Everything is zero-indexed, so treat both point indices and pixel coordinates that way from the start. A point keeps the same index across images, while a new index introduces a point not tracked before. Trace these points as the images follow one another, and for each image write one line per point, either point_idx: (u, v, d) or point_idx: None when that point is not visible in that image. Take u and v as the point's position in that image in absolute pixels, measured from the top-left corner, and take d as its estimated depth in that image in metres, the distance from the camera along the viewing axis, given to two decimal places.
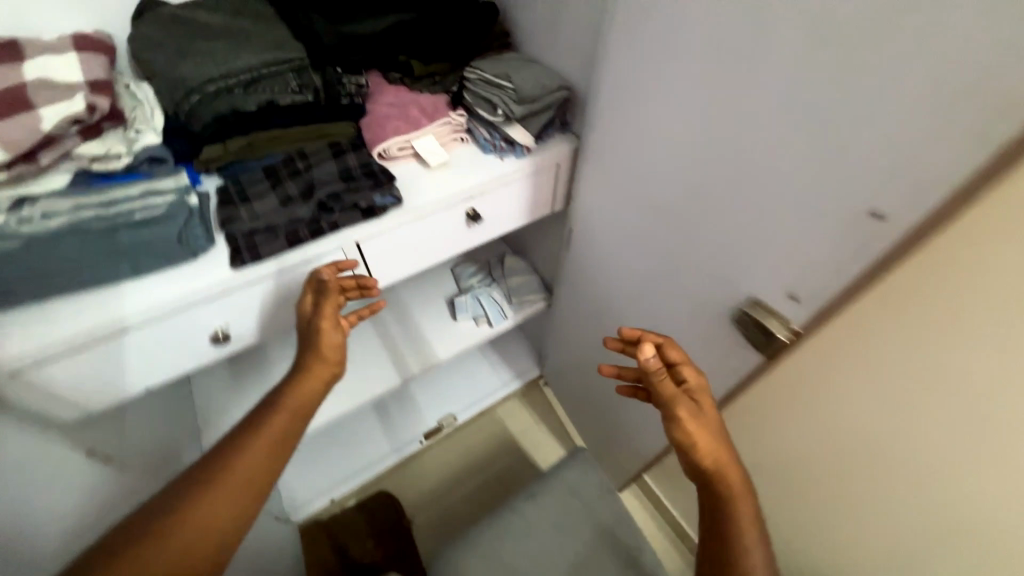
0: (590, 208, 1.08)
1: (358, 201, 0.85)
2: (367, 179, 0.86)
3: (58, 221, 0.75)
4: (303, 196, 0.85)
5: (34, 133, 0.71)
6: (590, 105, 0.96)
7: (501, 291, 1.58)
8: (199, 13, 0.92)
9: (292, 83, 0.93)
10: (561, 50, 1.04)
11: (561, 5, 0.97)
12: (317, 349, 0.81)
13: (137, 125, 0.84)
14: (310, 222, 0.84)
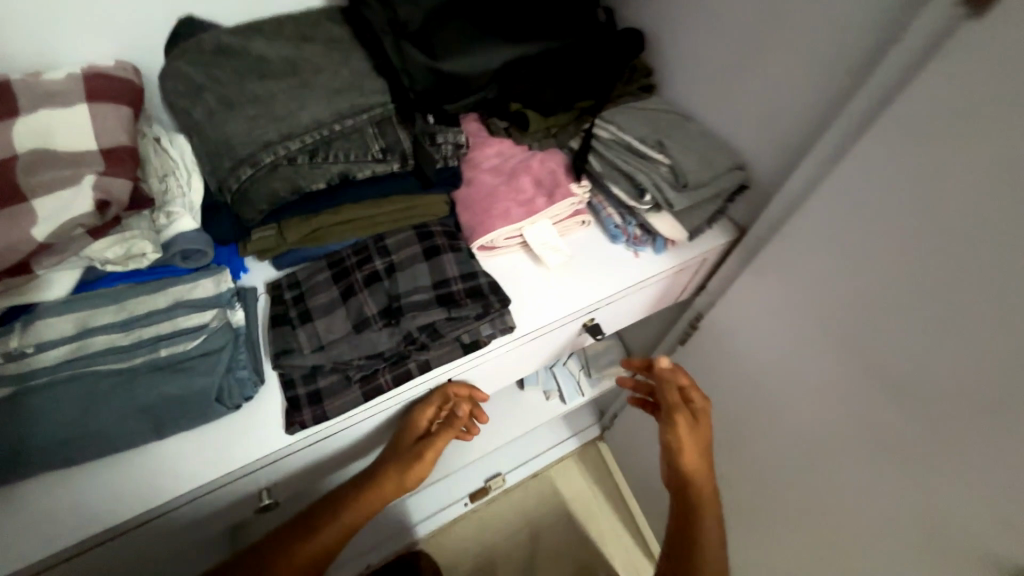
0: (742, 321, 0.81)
1: (460, 335, 0.61)
2: (473, 303, 0.62)
3: (58, 359, 0.54)
4: (386, 318, 0.62)
5: (21, 240, 0.49)
6: (783, 198, 0.68)
7: (578, 359, 1.33)
8: (255, 39, 0.67)
9: (373, 146, 0.68)
10: (735, 109, 0.75)
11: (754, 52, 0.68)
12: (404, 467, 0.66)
13: (169, 205, 0.62)
14: (394, 361, 0.61)
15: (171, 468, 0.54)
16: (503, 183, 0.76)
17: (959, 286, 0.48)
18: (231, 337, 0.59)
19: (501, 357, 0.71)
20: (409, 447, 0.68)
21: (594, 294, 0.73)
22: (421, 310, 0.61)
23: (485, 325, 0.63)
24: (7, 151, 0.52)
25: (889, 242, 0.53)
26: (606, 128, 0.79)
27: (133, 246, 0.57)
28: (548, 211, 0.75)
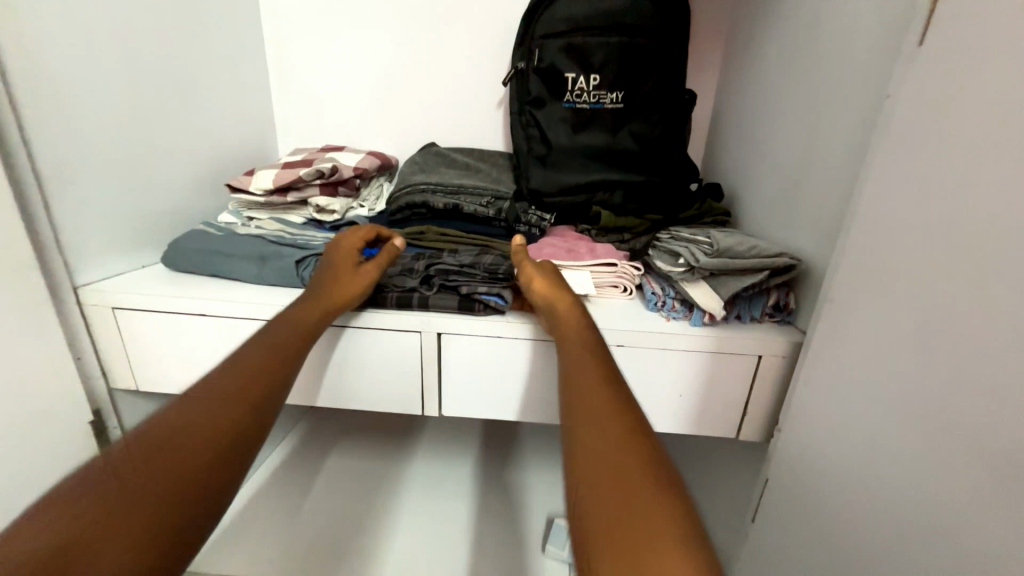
0: (815, 431, 0.63)
1: (461, 286, 0.72)
2: (486, 280, 0.74)
3: (257, 231, 0.89)
4: (435, 267, 0.75)
5: (292, 175, 0.93)
6: (827, 280, 0.65)
7: None
8: (457, 154, 1.14)
9: (484, 199, 0.98)
10: (788, 227, 0.79)
11: (793, 170, 0.79)
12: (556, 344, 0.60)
13: (362, 201, 1.01)
14: (406, 289, 0.73)
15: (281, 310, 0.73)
16: (566, 244, 0.91)
17: (926, 248, 0.49)
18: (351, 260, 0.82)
19: (494, 347, 0.72)
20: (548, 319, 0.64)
21: (605, 325, 0.71)
22: (453, 273, 0.74)
23: (494, 299, 0.71)
24: (319, 156, 1.04)
25: (909, 264, 0.51)
26: (669, 233, 0.88)
27: (329, 203, 0.94)
28: (592, 265, 0.83)
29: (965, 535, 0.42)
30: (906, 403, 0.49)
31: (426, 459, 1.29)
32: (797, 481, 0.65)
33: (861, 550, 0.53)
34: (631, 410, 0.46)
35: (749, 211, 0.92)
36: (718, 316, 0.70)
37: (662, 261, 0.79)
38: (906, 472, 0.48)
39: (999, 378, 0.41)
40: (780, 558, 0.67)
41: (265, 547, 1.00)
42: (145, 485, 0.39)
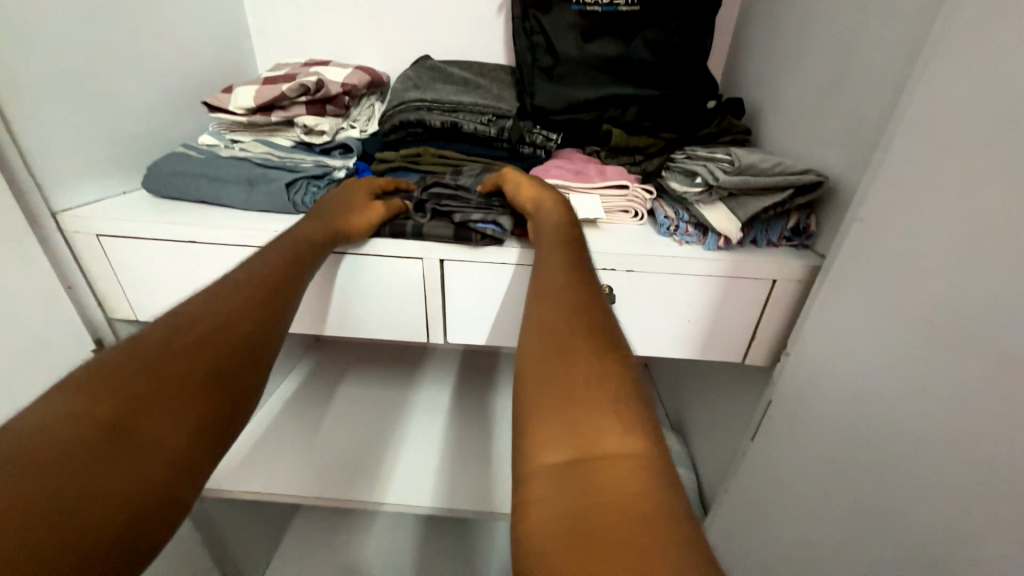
0: (825, 352, 0.62)
1: (454, 213, 0.67)
2: (480, 208, 0.68)
3: (242, 154, 0.82)
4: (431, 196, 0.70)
5: (273, 90, 0.85)
6: (855, 197, 0.61)
7: None
8: (453, 67, 1.04)
9: (485, 117, 0.90)
10: (814, 142, 0.73)
11: (826, 76, 0.71)
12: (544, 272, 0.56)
13: (353, 121, 0.94)
14: (400, 219, 0.69)
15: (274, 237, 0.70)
16: (574, 167, 0.85)
17: (972, 153, 0.44)
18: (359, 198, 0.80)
19: (500, 273, 0.70)
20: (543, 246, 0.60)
21: (616, 250, 0.68)
22: (448, 201, 0.69)
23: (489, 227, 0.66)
24: (302, 70, 0.94)
25: (951, 173, 0.46)
26: (685, 153, 0.82)
27: (317, 123, 0.86)
28: (601, 188, 0.78)
29: (977, 445, 0.42)
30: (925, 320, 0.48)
31: (433, 389, 1.33)
32: (800, 402, 0.66)
33: (861, 461, 0.54)
34: (602, 329, 0.47)
35: (772, 127, 0.85)
36: (734, 239, 0.66)
37: (677, 182, 0.74)
38: (918, 388, 0.48)
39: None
40: (777, 472, 0.70)
41: (283, 466, 1.06)
42: (169, 431, 0.41)
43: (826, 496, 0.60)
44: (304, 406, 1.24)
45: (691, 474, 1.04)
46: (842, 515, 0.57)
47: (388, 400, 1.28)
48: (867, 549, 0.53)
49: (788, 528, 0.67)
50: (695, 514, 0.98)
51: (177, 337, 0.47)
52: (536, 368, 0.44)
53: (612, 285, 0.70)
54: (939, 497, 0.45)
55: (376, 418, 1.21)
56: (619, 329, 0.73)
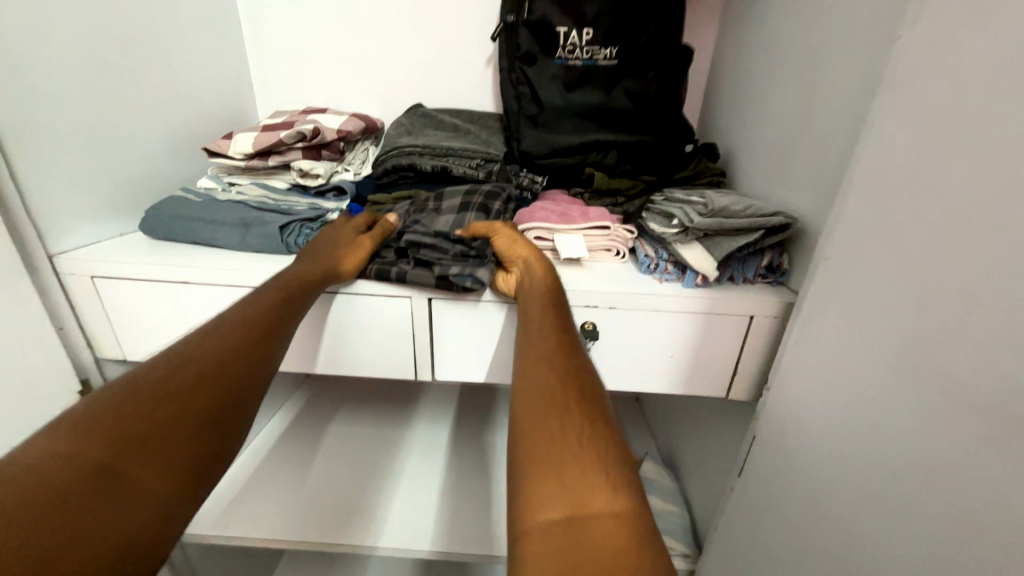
0: (803, 387, 0.64)
1: (435, 265, 0.69)
2: (458, 260, 0.70)
3: (238, 197, 0.86)
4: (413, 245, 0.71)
5: (273, 137, 0.89)
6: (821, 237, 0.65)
7: None
8: (445, 114, 1.10)
9: (474, 161, 0.95)
10: (783, 186, 0.78)
11: (790, 127, 0.77)
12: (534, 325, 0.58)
13: (347, 165, 0.98)
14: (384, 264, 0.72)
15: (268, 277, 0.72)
16: (558, 207, 0.89)
17: (919, 204, 0.48)
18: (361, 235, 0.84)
19: (485, 309, 0.72)
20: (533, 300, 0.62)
21: (597, 288, 0.70)
22: (429, 251, 0.71)
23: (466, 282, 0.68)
24: (300, 118, 0.99)
25: (902, 220, 0.50)
26: (664, 194, 0.86)
27: (314, 167, 0.90)
28: (585, 228, 0.81)
29: (955, 481, 0.43)
30: (893, 357, 0.50)
31: (423, 425, 1.31)
32: (784, 437, 0.67)
33: (846, 496, 0.55)
34: (587, 390, 0.49)
35: (745, 172, 0.90)
36: (711, 277, 0.69)
37: (657, 223, 0.77)
38: (891, 422, 0.50)
39: (994, 333, 0.40)
40: (765, 512, 0.70)
41: (265, 511, 1.02)
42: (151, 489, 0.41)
43: (813, 534, 0.60)
44: (291, 446, 1.22)
45: (684, 512, 1.03)
46: (831, 552, 0.57)
47: (376, 438, 1.26)
48: None
49: (781, 567, 0.66)
50: (688, 554, 0.95)
51: (168, 384, 0.47)
52: (526, 425, 0.45)
53: (595, 321, 0.72)
54: (923, 536, 0.45)
55: (364, 457, 1.19)
56: (604, 365, 0.74)
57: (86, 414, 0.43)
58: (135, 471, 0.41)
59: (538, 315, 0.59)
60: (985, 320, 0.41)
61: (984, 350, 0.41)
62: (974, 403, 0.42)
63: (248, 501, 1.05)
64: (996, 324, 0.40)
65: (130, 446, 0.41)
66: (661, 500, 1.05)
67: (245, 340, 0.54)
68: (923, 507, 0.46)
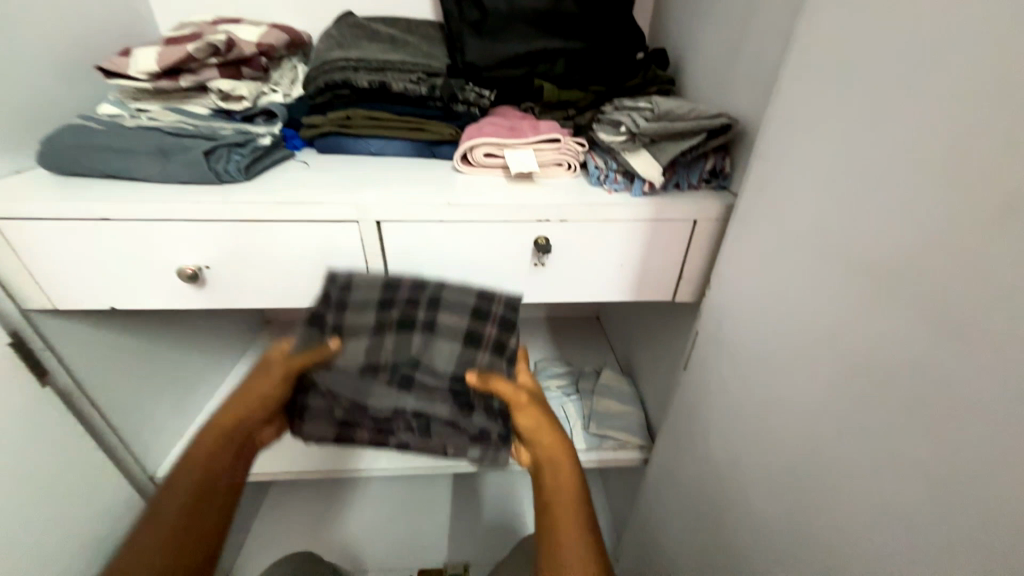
0: (738, 282, 0.70)
1: (466, 447, 0.77)
2: (490, 420, 0.74)
3: (151, 123, 0.77)
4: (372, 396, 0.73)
5: (180, 52, 0.78)
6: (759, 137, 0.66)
7: (581, 409, 1.16)
8: (378, 24, 0.99)
9: (414, 75, 0.88)
10: (726, 89, 0.77)
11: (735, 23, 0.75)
12: (552, 471, 0.63)
13: (274, 86, 0.89)
14: (412, 419, 0.76)
15: (200, 208, 0.67)
16: (506, 122, 0.85)
17: (847, 90, 0.50)
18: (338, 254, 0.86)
19: (437, 229, 0.71)
20: (543, 455, 0.65)
21: (548, 202, 0.71)
22: (400, 401, 0.74)
23: (455, 412, 0.75)
24: (209, 30, 0.87)
25: (829, 110, 0.52)
26: (613, 104, 0.84)
27: (234, 88, 0.81)
28: (534, 142, 0.79)
29: (857, 345, 0.49)
30: (813, 244, 0.55)
31: (391, 356, 1.33)
32: (722, 330, 0.73)
33: (768, 371, 0.63)
34: (572, 493, 0.60)
35: (693, 77, 0.89)
36: (658, 183, 0.71)
37: (605, 132, 0.76)
38: (807, 301, 0.56)
39: (900, 212, 0.44)
40: (705, 397, 0.79)
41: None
42: (202, 532, 0.58)
43: (742, 408, 0.68)
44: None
45: (637, 410, 1.14)
46: (753, 420, 0.66)
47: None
48: (771, 446, 0.62)
49: (715, 439, 0.76)
50: (642, 443, 1.08)
51: (194, 484, 0.60)
52: (546, 559, 0.56)
53: (547, 236, 0.73)
54: (828, 395, 0.52)
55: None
56: (558, 278, 0.77)
57: (118, 556, 0.55)
58: (205, 547, 0.57)
59: (550, 453, 0.64)
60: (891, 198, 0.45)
61: (885, 225, 0.46)
62: (878, 276, 0.46)
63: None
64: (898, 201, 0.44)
65: (169, 548, 0.55)
66: (618, 403, 1.15)
67: (229, 430, 0.66)
68: (825, 370, 0.53)
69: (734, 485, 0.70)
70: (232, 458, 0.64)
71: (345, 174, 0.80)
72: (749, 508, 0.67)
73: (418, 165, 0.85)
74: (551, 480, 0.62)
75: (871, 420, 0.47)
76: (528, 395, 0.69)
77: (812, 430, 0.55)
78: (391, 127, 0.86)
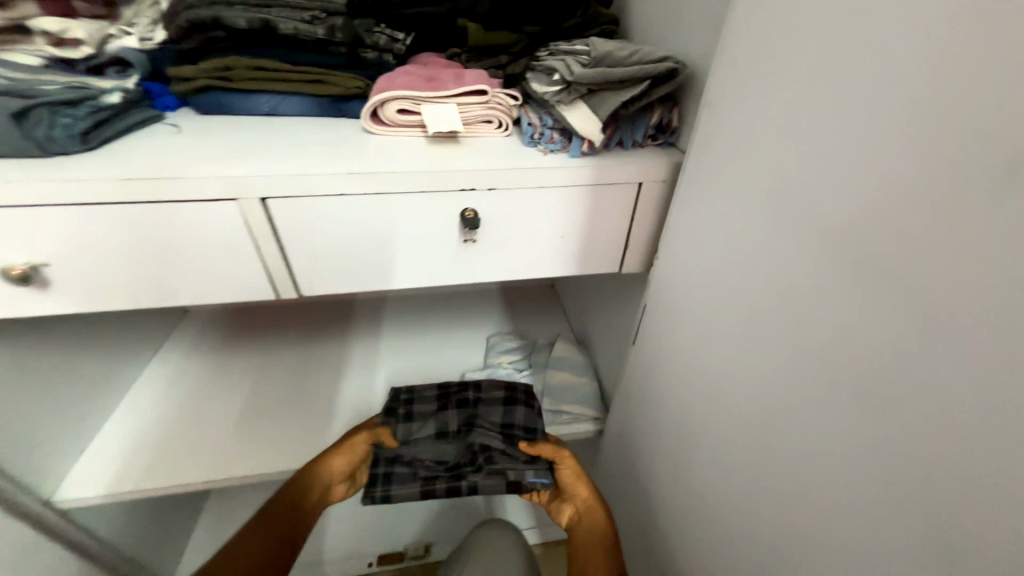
0: (686, 252, 0.63)
1: (508, 472, 0.86)
2: (529, 465, 0.87)
3: None
4: (455, 435, 0.92)
5: None
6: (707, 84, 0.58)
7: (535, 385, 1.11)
8: None
9: (306, 13, 0.72)
10: (673, 27, 0.67)
11: None
12: (591, 527, 0.79)
13: (126, 27, 0.71)
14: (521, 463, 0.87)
15: (16, 190, 0.52)
16: (424, 72, 0.72)
17: (801, 23, 0.42)
18: (410, 385, 1.00)
19: (339, 204, 0.60)
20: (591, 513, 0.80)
21: (470, 167, 0.60)
22: (468, 442, 0.90)
23: (507, 448, 0.88)
24: None
25: (782, 49, 0.44)
26: (548, 47, 0.72)
27: (65, 30, 0.63)
28: (456, 95, 0.67)
29: (808, 324, 0.44)
30: (763, 209, 0.49)
31: (326, 338, 1.20)
32: (671, 303, 0.68)
33: (716, 348, 0.58)
34: (604, 546, 0.76)
35: (639, 15, 0.78)
36: (597, 142, 0.62)
37: (538, 82, 0.65)
38: (756, 274, 0.50)
39: (857, 171, 0.38)
40: (655, 372, 0.74)
41: (159, 458, 0.94)
42: (254, 565, 0.72)
43: (689, 385, 0.65)
44: (173, 390, 1.08)
45: (592, 382, 1.10)
46: (701, 399, 0.62)
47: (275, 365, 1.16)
48: (719, 426, 0.59)
49: (664, 416, 0.73)
50: (597, 415, 1.05)
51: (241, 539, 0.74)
52: None
53: (475, 208, 0.63)
54: (776, 379, 0.48)
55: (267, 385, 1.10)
56: (491, 255, 0.68)
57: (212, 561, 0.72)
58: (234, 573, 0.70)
59: (596, 512, 0.80)
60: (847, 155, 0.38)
61: (840, 188, 0.39)
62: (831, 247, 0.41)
63: (138, 454, 0.95)
64: (854, 158, 0.38)
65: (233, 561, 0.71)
66: (572, 375, 1.11)
67: (320, 478, 0.82)
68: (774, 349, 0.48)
69: (682, 464, 0.68)
70: (296, 488, 0.79)
71: (225, 140, 0.65)
72: (696, 486, 0.65)
73: (322, 126, 0.72)
74: (591, 536, 0.78)
75: (820, 404, 0.43)
76: (580, 471, 0.84)
77: (759, 412, 0.51)
78: (284, 79, 0.71)
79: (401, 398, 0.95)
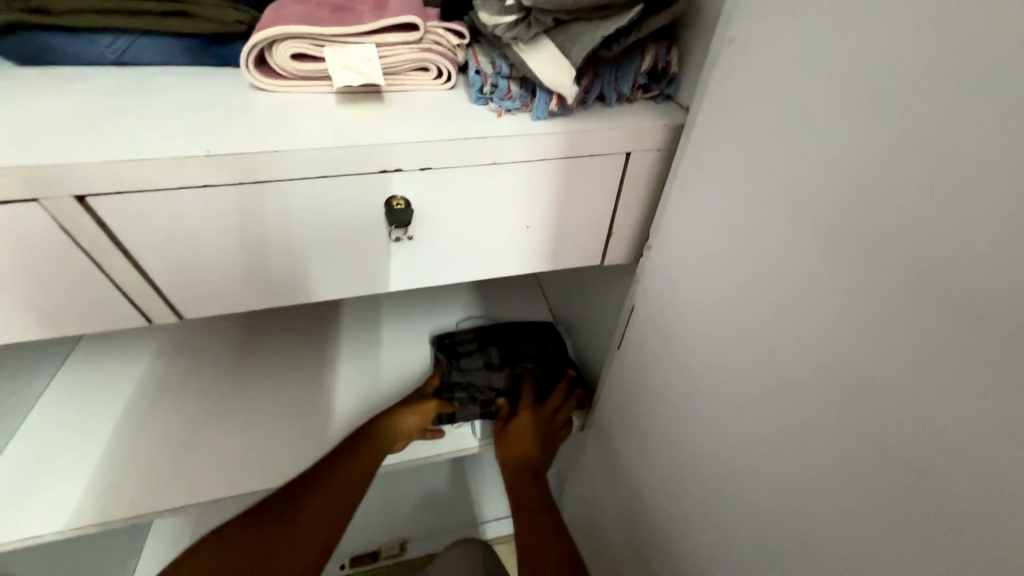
0: (689, 244, 0.50)
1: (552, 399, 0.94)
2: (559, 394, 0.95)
3: None
4: (500, 367, 0.95)
5: None
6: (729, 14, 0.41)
7: None
8: None
9: None
10: None
11: None
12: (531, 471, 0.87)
13: None
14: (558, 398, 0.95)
15: None
16: None
17: None
18: (451, 331, 1.02)
19: (211, 198, 0.44)
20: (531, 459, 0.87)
21: (391, 140, 0.43)
22: (504, 367, 0.95)
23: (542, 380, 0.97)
24: None
25: None
26: None
27: None
28: (373, 30, 0.48)
29: (875, 365, 0.33)
30: (816, 197, 0.35)
31: (260, 329, 1.01)
32: (668, 304, 0.55)
33: (733, 367, 0.46)
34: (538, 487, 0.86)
35: None
36: (570, 99, 0.45)
37: (487, 9, 0.46)
38: (800, 283, 0.37)
39: (999, 156, 0.25)
40: (648, 378, 0.63)
41: (52, 492, 0.76)
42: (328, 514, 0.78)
43: (691, 403, 0.54)
44: (65, 401, 0.87)
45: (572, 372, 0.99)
46: (711, 423, 0.51)
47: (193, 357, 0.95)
48: (733, 457, 0.48)
49: (661, 428, 0.63)
50: (578, 409, 0.96)
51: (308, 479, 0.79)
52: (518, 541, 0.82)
53: (407, 196, 0.47)
54: (821, 424, 0.38)
55: (183, 386, 0.90)
56: (437, 252, 0.53)
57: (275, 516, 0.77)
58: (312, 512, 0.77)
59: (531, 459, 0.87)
60: (981, 131, 0.25)
61: (963, 180, 0.26)
62: (921, 269, 0.29)
63: (20, 489, 0.75)
64: (998, 136, 0.25)
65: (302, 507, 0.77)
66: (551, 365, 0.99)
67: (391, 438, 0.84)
68: (823, 386, 0.37)
69: (682, 485, 0.59)
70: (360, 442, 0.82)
71: (43, 103, 0.46)
72: (699, 512, 0.57)
73: (194, 79, 0.52)
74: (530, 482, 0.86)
75: (894, 466, 0.32)
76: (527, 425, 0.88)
77: (795, 456, 0.41)
78: (126, 11, 0.50)
79: (446, 346, 0.97)
